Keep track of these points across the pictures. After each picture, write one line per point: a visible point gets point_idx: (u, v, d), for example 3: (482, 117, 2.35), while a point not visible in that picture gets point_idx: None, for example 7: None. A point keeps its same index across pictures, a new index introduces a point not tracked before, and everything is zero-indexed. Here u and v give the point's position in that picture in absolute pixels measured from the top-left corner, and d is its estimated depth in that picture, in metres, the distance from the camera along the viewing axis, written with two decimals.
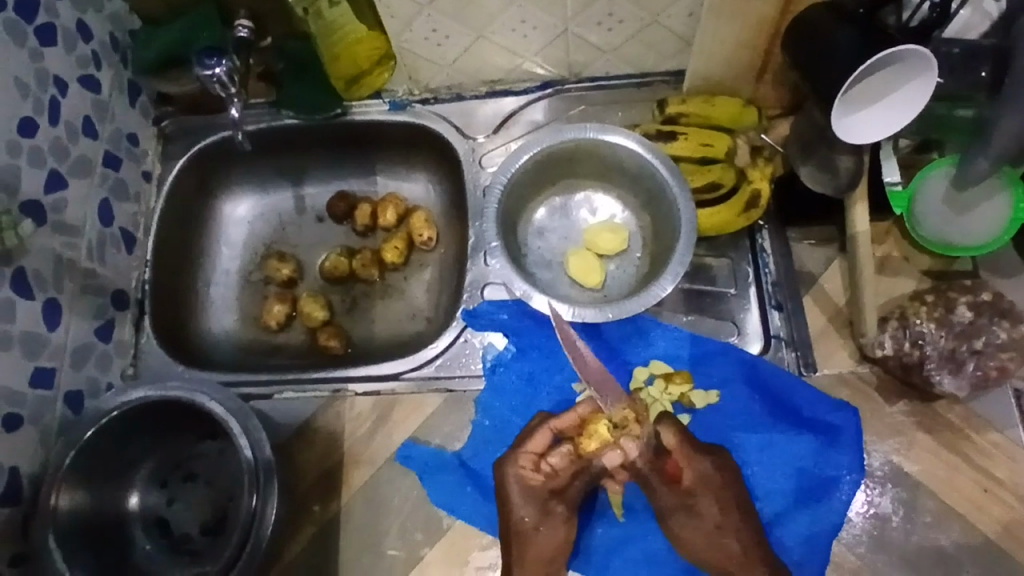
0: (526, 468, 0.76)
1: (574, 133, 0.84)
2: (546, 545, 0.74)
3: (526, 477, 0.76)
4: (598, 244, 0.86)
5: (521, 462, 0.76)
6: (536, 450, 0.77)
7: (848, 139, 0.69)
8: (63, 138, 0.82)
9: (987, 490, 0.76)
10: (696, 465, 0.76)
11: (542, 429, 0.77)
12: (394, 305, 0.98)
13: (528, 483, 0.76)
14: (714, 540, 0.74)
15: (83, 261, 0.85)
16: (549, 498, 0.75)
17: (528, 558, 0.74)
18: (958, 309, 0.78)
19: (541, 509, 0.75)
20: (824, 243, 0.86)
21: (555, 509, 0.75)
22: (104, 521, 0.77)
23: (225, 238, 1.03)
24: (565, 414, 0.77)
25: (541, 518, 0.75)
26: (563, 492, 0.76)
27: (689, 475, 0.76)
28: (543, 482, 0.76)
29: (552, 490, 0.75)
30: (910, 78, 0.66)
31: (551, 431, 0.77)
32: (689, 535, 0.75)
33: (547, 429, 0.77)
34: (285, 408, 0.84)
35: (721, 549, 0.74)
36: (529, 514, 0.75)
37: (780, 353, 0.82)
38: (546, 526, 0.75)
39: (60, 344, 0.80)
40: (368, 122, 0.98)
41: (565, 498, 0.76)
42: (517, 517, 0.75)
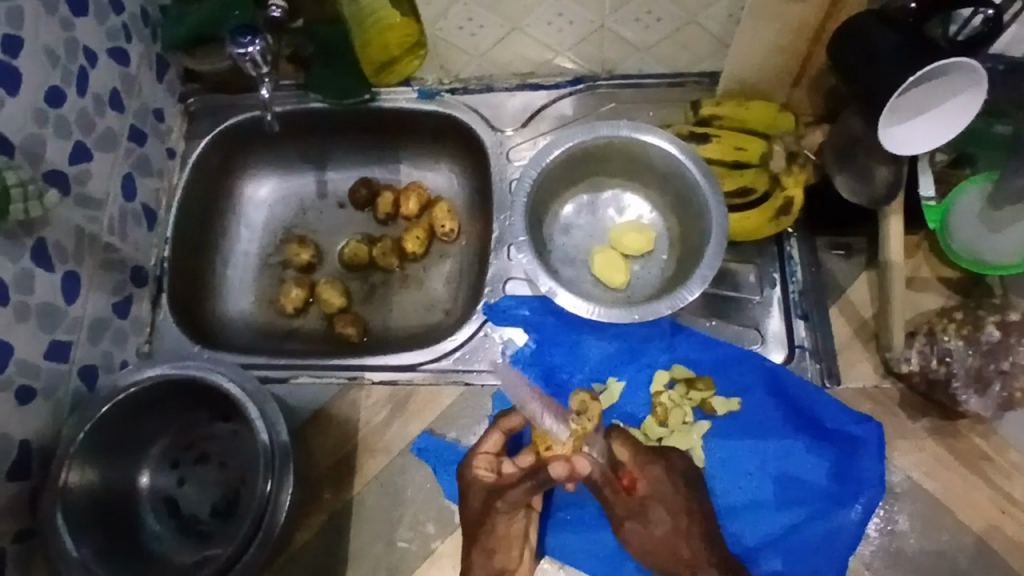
0: (483, 470, 0.76)
1: (607, 129, 0.83)
2: (500, 537, 0.74)
3: (482, 474, 0.76)
4: (624, 244, 0.85)
5: (477, 463, 0.77)
6: (492, 450, 0.77)
7: (893, 148, 0.68)
8: (91, 110, 0.82)
9: (1004, 511, 0.75)
10: (651, 473, 0.77)
11: (493, 430, 0.78)
12: (412, 296, 0.97)
13: (485, 482, 0.76)
14: (667, 547, 0.74)
15: (104, 235, 0.84)
16: (494, 494, 0.75)
17: (484, 548, 0.74)
18: (986, 328, 0.76)
19: (486, 505, 0.75)
20: (853, 254, 0.86)
21: (497, 505, 0.75)
22: (114, 497, 0.77)
23: (246, 220, 1.02)
24: (512, 416, 0.79)
25: (487, 513, 0.75)
26: (507, 493, 0.75)
27: (643, 485, 0.77)
28: (498, 481, 0.76)
29: (501, 487, 0.76)
30: (954, 94, 0.66)
31: (502, 433, 0.78)
32: (641, 541, 0.75)
33: (498, 431, 0.78)
34: (301, 392, 0.83)
35: (669, 552, 0.74)
36: (478, 508, 0.75)
37: (803, 364, 0.81)
38: (499, 519, 0.75)
39: (77, 318, 0.79)
40: (396, 110, 0.97)
41: (508, 499, 0.75)
42: (471, 510, 0.75)
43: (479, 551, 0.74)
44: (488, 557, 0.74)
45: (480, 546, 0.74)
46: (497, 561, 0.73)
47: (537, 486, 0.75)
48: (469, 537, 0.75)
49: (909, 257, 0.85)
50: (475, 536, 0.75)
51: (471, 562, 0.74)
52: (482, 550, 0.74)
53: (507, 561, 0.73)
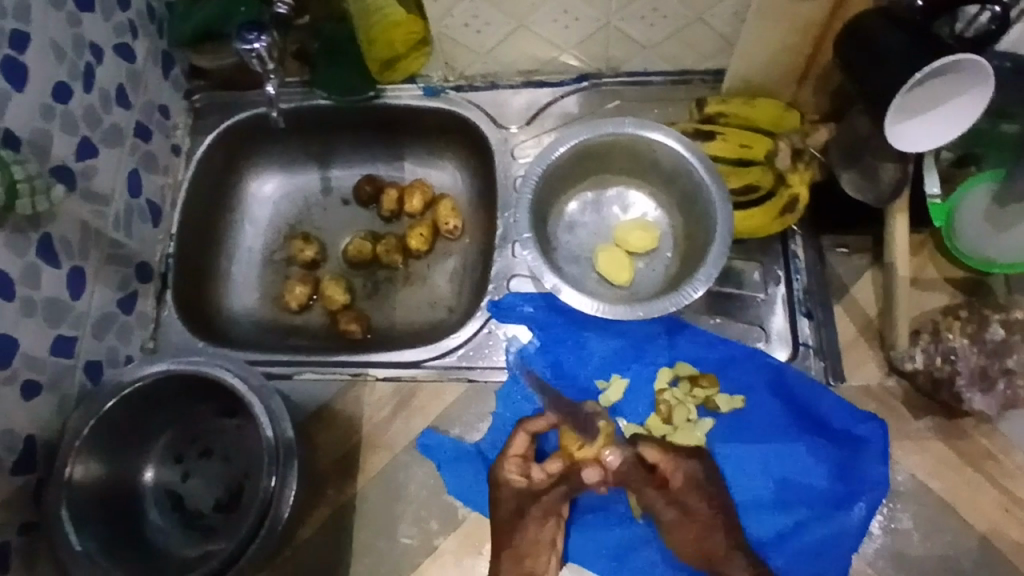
0: (513, 475, 0.75)
1: (613, 127, 0.83)
2: (531, 542, 0.74)
3: (513, 478, 0.75)
4: (628, 242, 0.85)
5: (507, 466, 0.76)
6: (521, 453, 0.77)
7: (899, 146, 0.68)
8: (97, 106, 0.82)
9: (1008, 511, 0.75)
10: (687, 467, 0.76)
11: (519, 433, 0.77)
12: (416, 293, 0.97)
13: (516, 486, 0.75)
14: (705, 540, 0.73)
15: (110, 230, 0.84)
16: (529, 500, 0.75)
17: (513, 554, 0.73)
18: (991, 326, 0.77)
19: (518, 511, 0.75)
20: (858, 253, 0.85)
21: (530, 510, 0.75)
22: (119, 491, 0.77)
23: (250, 216, 1.02)
24: (538, 419, 0.78)
25: (519, 518, 0.75)
26: (541, 497, 0.76)
27: (680, 477, 0.75)
28: (530, 485, 0.75)
29: (532, 493, 0.75)
30: (960, 93, 0.66)
31: (529, 435, 0.77)
32: (679, 530, 0.74)
33: (525, 433, 0.77)
34: (305, 388, 0.84)
35: (707, 545, 0.73)
36: (511, 511, 0.75)
37: (807, 362, 0.81)
38: (530, 524, 0.75)
39: (82, 312, 0.79)
40: (401, 107, 0.97)
41: (542, 505, 0.75)
42: (502, 514, 0.75)
43: (508, 557, 0.73)
44: (517, 563, 0.73)
45: (510, 551, 0.74)
46: (526, 566, 0.73)
47: (571, 490, 0.77)
48: (498, 542, 0.74)
49: (914, 256, 0.84)
50: (506, 541, 0.74)
51: (500, 566, 0.73)
52: (511, 555, 0.73)
53: (536, 565, 0.73)
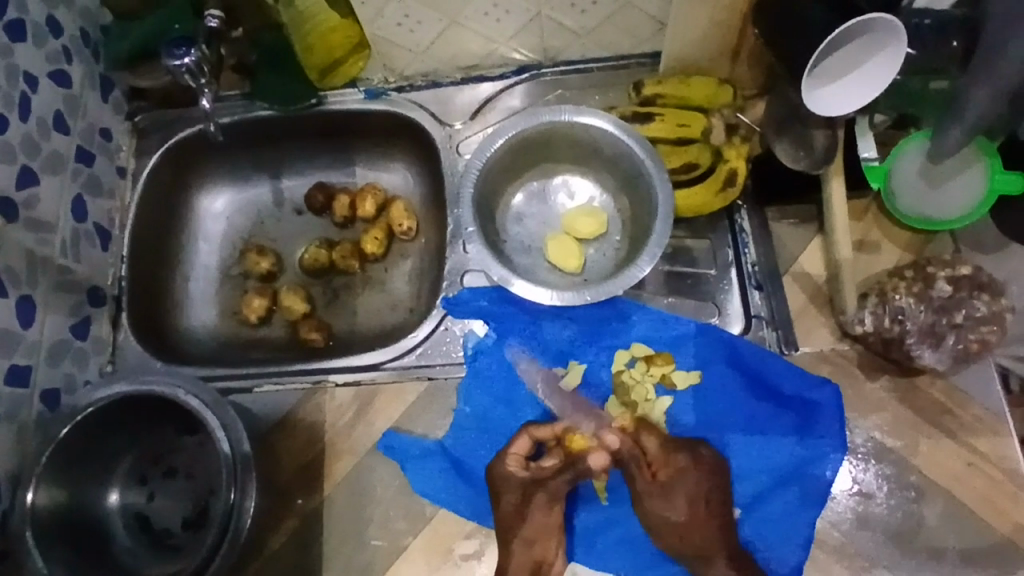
0: (514, 468, 0.75)
1: (550, 115, 0.83)
2: (539, 528, 0.74)
3: (513, 470, 0.75)
4: (576, 228, 0.86)
5: (507, 461, 0.76)
6: (521, 452, 0.76)
7: (824, 112, 0.68)
8: (35, 134, 0.81)
9: (970, 464, 0.76)
10: (674, 462, 0.75)
11: (521, 435, 0.77)
12: (375, 297, 0.97)
13: (518, 477, 0.75)
14: (678, 533, 0.73)
15: (58, 257, 0.83)
16: (534, 486, 0.75)
17: (524, 540, 0.73)
18: (937, 284, 0.78)
19: (523, 498, 0.74)
20: (803, 222, 0.86)
21: (537, 496, 0.74)
22: (83, 519, 0.76)
23: (204, 234, 1.02)
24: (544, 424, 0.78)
25: (523, 507, 0.74)
26: (546, 484, 0.75)
27: (666, 472, 0.75)
28: (535, 473, 0.75)
29: (540, 479, 0.75)
30: (875, 53, 0.67)
31: (531, 438, 0.77)
32: (658, 524, 0.73)
33: (529, 435, 0.77)
34: (265, 400, 0.83)
35: (681, 538, 0.73)
36: (516, 502, 0.74)
37: (761, 333, 0.82)
38: (536, 513, 0.74)
39: (35, 341, 0.78)
40: (344, 111, 0.97)
41: (549, 489, 0.75)
42: (509, 505, 0.74)
43: (519, 546, 0.73)
44: (527, 548, 0.73)
45: (519, 538, 0.73)
46: (537, 551, 0.73)
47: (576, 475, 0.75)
48: (507, 530, 0.74)
49: (858, 221, 0.86)
50: (515, 529, 0.74)
51: (510, 554, 0.73)
52: (522, 542, 0.73)
53: (546, 552, 0.73)
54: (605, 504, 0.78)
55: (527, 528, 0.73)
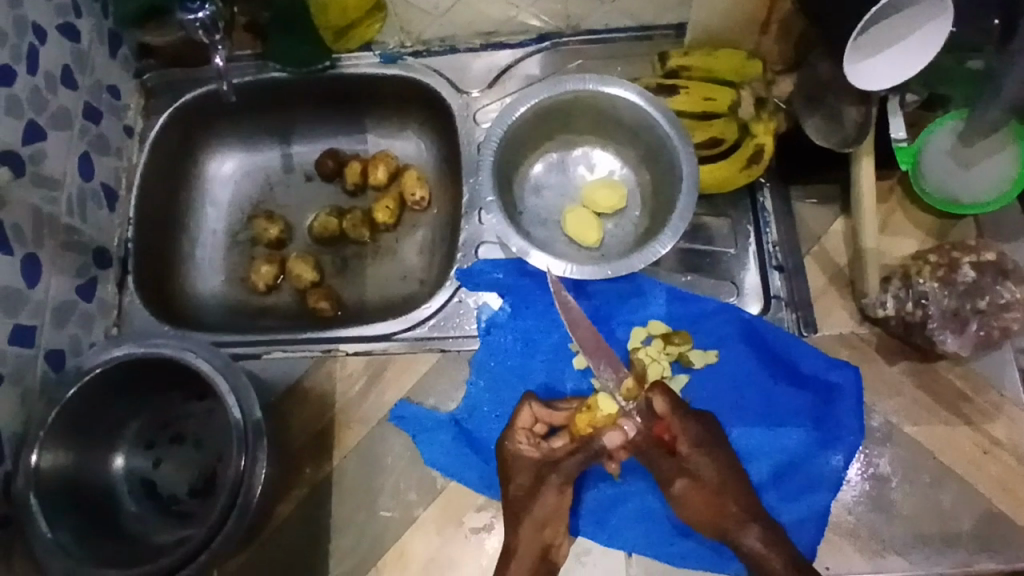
0: (524, 445, 0.75)
1: (573, 84, 0.81)
2: (551, 510, 0.72)
3: (525, 448, 0.75)
4: (594, 201, 0.85)
5: (518, 438, 0.75)
6: (530, 426, 0.76)
7: (862, 85, 0.67)
8: (43, 89, 0.78)
9: (987, 452, 0.75)
10: (692, 431, 0.74)
11: (524, 407, 0.77)
12: (385, 266, 0.95)
13: (531, 456, 0.74)
14: (710, 502, 0.72)
15: (64, 216, 0.81)
16: (548, 467, 0.74)
17: (535, 521, 0.71)
18: (962, 269, 0.77)
19: (536, 479, 0.73)
20: (826, 203, 0.85)
21: (551, 478, 0.73)
22: (89, 484, 0.75)
23: (212, 198, 1.00)
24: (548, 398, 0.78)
25: (537, 487, 0.73)
26: (560, 465, 0.74)
27: (687, 443, 0.73)
28: (547, 454, 0.75)
29: (553, 461, 0.74)
30: (915, 30, 0.66)
31: (533, 411, 0.76)
32: (690, 497, 0.72)
33: (532, 409, 0.76)
34: (274, 367, 0.82)
35: (712, 508, 0.71)
36: (528, 482, 0.73)
37: (780, 314, 0.81)
38: (548, 494, 0.73)
39: (41, 301, 0.76)
40: (358, 76, 0.94)
41: (562, 471, 0.74)
42: (522, 485, 0.73)
43: (530, 526, 0.71)
44: (538, 530, 0.71)
45: (530, 519, 0.71)
46: (548, 534, 0.71)
47: (592, 455, 0.75)
48: (517, 512, 0.72)
49: (882, 203, 0.84)
50: (527, 510, 0.72)
51: (520, 536, 0.70)
52: (533, 524, 0.71)
53: (555, 535, 0.72)
54: (619, 481, 0.77)
55: (539, 509, 0.72)
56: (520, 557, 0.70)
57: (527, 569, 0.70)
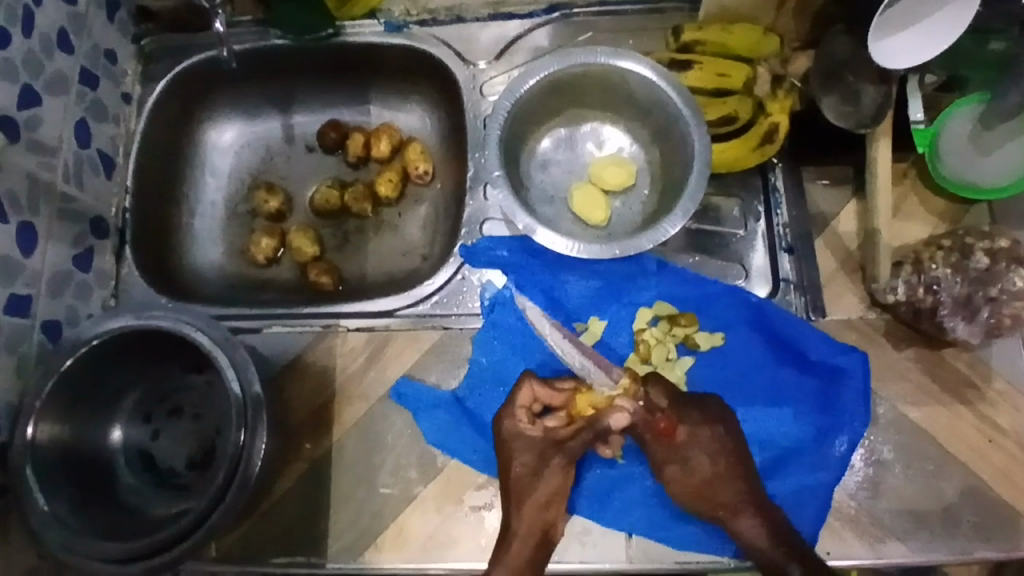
0: (524, 424, 0.74)
1: (584, 56, 0.79)
2: (552, 491, 0.72)
3: (526, 426, 0.74)
4: (603, 178, 0.83)
5: (518, 416, 0.75)
6: (528, 404, 0.75)
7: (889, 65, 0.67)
8: (38, 52, 0.76)
9: (991, 441, 0.74)
10: (688, 418, 0.74)
11: (523, 385, 0.76)
12: (388, 241, 0.94)
13: (535, 434, 0.74)
14: (704, 490, 0.72)
15: (60, 183, 0.79)
16: (552, 446, 0.74)
17: (538, 501, 0.71)
18: (975, 255, 0.75)
19: (539, 460, 0.73)
20: (839, 184, 0.83)
21: (554, 458, 0.73)
22: (86, 456, 0.75)
23: (211, 167, 0.98)
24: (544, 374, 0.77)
25: (539, 468, 0.73)
26: (562, 446, 0.74)
27: (683, 430, 0.73)
28: (551, 432, 0.74)
29: (557, 440, 0.74)
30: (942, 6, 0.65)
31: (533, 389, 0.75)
32: (680, 483, 0.73)
33: (531, 387, 0.75)
34: (274, 341, 0.81)
35: (704, 496, 0.72)
36: (530, 462, 0.73)
37: (788, 297, 0.80)
38: (553, 474, 0.73)
39: (36, 271, 0.75)
40: (362, 45, 0.92)
41: (564, 452, 0.74)
42: (524, 464, 0.73)
43: (531, 506, 0.71)
44: (541, 510, 0.71)
45: (533, 499, 0.71)
46: (552, 513, 0.71)
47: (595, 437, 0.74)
48: (518, 491, 0.72)
49: (896, 186, 0.82)
50: (529, 491, 0.72)
51: (524, 515, 0.70)
52: (535, 504, 0.71)
53: (557, 514, 0.72)
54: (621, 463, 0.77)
55: (541, 490, 0.72)
56: (520, 537, 0.69)
57: (530, 548, 0.69)
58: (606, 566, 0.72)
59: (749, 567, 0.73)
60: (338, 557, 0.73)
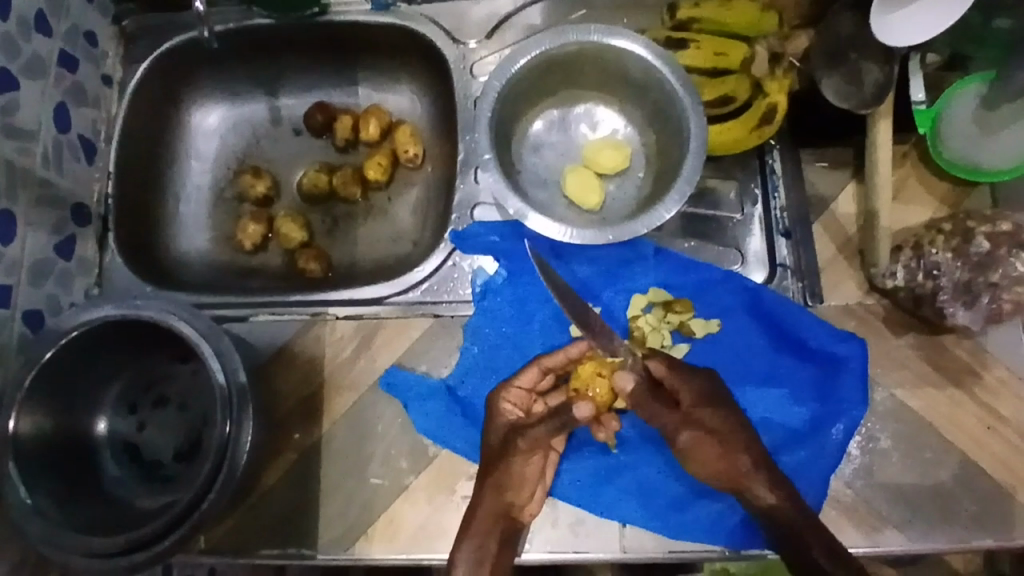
0: (511, 402, 0.73)
1: (577, 35, 0.77)
2: (516, 475, 0.69)
3: (507, 409, 0.73)
4: (597, 161, 0.81)
5: (507, 396, 0.73)
6: (529, 386, 0.74)
7: (895, 44, 0.66)
8: (14, 33, 0.73)
9: (990, 428, 0.73)
10: (693, 385, 0.71)
11: (531, 366, 0.75)
12: (378, 227, 0.92)
13: (510, 418, 0.73)
14: (722, 458, 0.67)
15: (39, 169, 0.77)
16: (515, 432, 0.71)
17: (497, 484, 0.68)
18: (975, 240, 0.74)
19: (505, 441, 0.71)
20: (837, 167, 0.81)
21: (517, 443, 0.70)
22: (69, 448, 0.73)
23: (196, 151, 0.95)
24: (556, 354, 0.75)
25: (505, 450, 0.70)
26: (529, 431, 0.72)
27: (687, 395, 0.70)
28: (523, 419, 0.73)
29: (521, 427, 0.72)
30: None
31: (541, 369, 0.74)
32: (698, 450, 0.68)
33: (537, 366, 0.74)
34: (262, 330, 0.80)
35: (723, 462, 0.67)
36: (498, 443, 0.71)
37: (784, 283, 0.79)
38: (517, 458, 0.70)
39: (16, 260, 0.73)
40: (350, 24, 0.89)
41: (530, 437, 0.71)
42: (490, 447, 0.71)
43: (492, 486, 0.68)
44: (499, 493, 0.68)
45: (492, 481, 0.68)
46: (509, 497, 0.68)
47: (560, 425, 0.73)
48: (484, 474, 0.70)
49: (897, 168, 0.81)
50: (491, 472, 0.69)
51: (482, 497, 0.68)
52: (495, 486, 0.68)
53: (518, 498, 0.68)
54: (614, 453, 0.76)
55: (505, 472, 0.69)
56: (480, 517, 0.67)
57: (488, 528, 0.67)
58: (599, 556, 0.71)
59: (745, 556, 0.71)
60: (328, 549, 0.72)
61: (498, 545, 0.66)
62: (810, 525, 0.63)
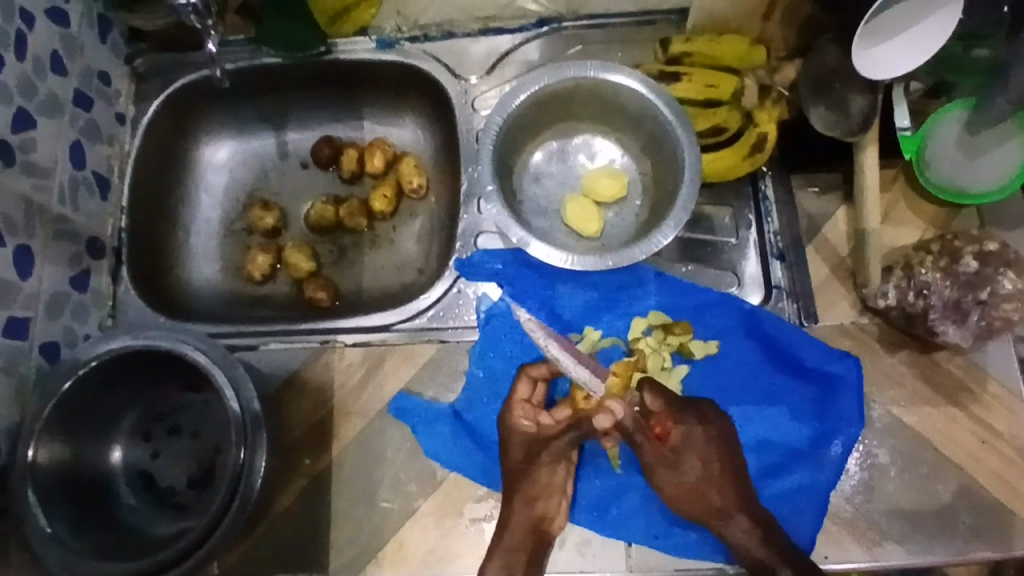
0: (524, 417, 0.76)
1: (574, 71, 0.81)
2: (542, 485, 0.74)
3: (522, 424, 0.76)
4: (596, 190, 0.84)
5: (517, 411, 0.77)
6: (527, 398, 0.77)
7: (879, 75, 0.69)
8: (32, 75, 0.76)
9: (985, 443, 0.75)
10: (685, 422, 0.75)
11: (520, 377, 0.78)
12: (383, 256, 0.94)
13: (526, 431, 0.76)
14: (697, 495, 0.73)
15: (55, 205, 0.80)
16: (537, 445, 0.75)
17: (526, 497, 0.73)
18: (963, 259, 0.76)
19: (529, 457, 0.75)
20: (827, 191, 0.85)
21: (541, 456, 0.75)
22: (86, 476, 0.75)
23: (204, 184, 0.98)
24: (540, 364, 0.79)
25: (530, 464, 0.75)
26: (551, 443, 0.75)
27: (676, 433, 0.75)
28: (539, 430, 0.76)
29: (544, 439, 0.75)
30: (916, 21, 0.67)
31: (531, 378, 0.78)
32: (671, 488, 0.74)
33: (528, 378, 0.78)
34: (272, 358, 0.82)
35: (699, 501, 0.73)
36: (521, 458, 0.75)
37: (780, 304, 0.81)
38: (539, 470, 0.74)
39: (33, 293, 0.75)
40: (354, 61, 0.93)
41: (552, 449, 0.75)
42: (514, 462, 0.75)
43: (520, 501, 0.73)
44: (529, 506, 0.73)
45: (521, 495, 0.73)
46: (539, 507, 0.73)
47: (581, 436, 0.76)
48: (510, 487, 0.74)
49: (885, 192, 0.84)
50: (517, 486, 0.74)
51: (512, 513, 0.72)
52: (523, 500, 0.73)
53: (548, 508, 0.73)
54: (618, 472, 0.77)
55: (530, 483, 0.74)
56: (513, 532, 0.72)
57: (518, 542, 0.72)
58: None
59: None
60: (340, 573, 0.73)
61: (529, 555, 0.71)
62: (779, 556, 0.70)
